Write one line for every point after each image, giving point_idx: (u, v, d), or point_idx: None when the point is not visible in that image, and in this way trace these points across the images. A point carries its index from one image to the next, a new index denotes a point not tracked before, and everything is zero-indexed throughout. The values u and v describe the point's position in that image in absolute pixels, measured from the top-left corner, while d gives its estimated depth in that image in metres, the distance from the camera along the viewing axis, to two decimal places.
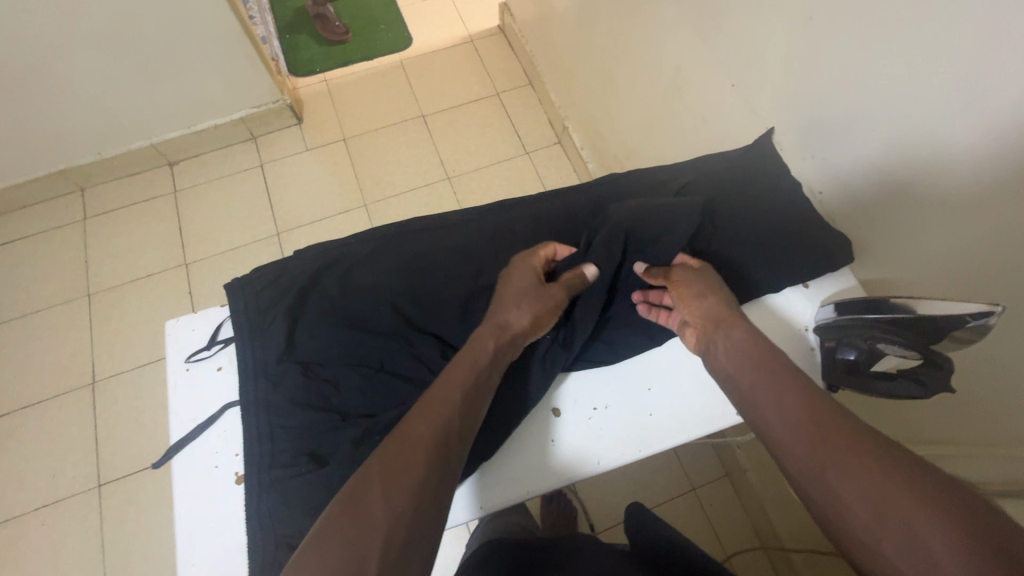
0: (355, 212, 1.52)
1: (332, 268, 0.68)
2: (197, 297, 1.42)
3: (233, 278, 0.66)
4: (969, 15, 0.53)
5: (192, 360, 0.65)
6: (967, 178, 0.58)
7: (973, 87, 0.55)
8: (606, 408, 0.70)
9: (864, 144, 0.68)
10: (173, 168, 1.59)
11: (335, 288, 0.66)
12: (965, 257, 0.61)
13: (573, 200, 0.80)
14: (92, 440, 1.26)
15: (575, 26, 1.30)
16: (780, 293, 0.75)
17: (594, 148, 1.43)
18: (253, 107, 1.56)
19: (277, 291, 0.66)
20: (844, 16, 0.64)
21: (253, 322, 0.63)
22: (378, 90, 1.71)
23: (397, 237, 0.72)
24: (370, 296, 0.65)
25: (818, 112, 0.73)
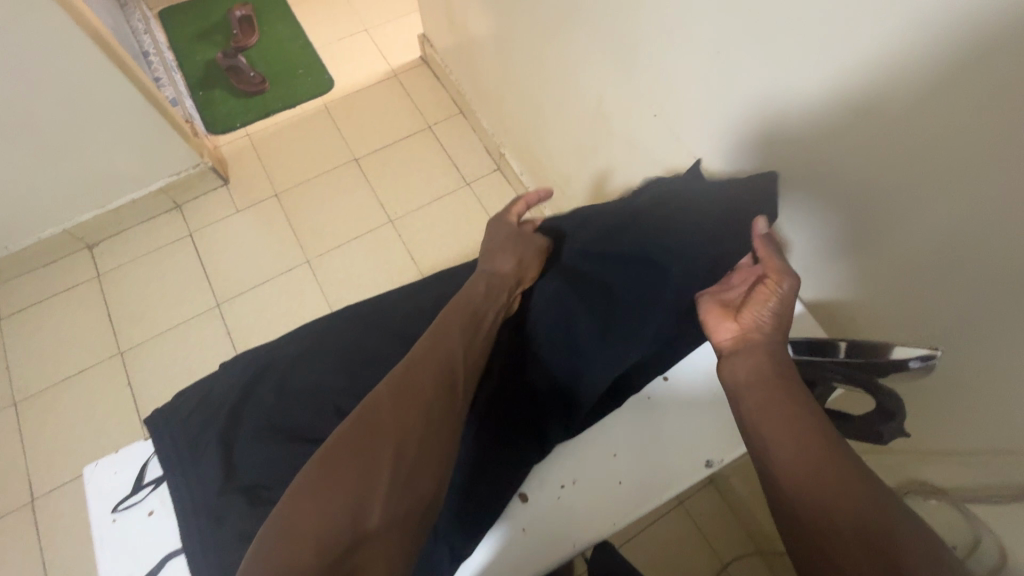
0: (298, 270, 1.46)
1: (263, 376, 0.63)
2: (139, 388, 1.32)
3: (153, 412, 0.62)
4: (867, 50, 0.54)
5: (120, 508, 0.61)
6: (896, 207, 0.60)
7: (888, 130, 0.56)
8: (574, 484, 0.70)
9: (791, 169, 0.70)
10: (93, 250, 1.48)
11: (272, 396, 0.61)
12: (902, 276, 0.64)
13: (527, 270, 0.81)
14: (40, 563, 1.16)
15: (495, 56, 1.28)
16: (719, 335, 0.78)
17: (533, 172, 1.41)
18: (172, 175, 1.47)
19: (207, 412, 0.61)
20: (753, 62, 0.65)
21: (184, 456, 0.59)
22: (306, 139, 1.64)
23: (334, 329, 0.68)
24: (310, 402, 0.60)
25: (746, 146, 0.74)
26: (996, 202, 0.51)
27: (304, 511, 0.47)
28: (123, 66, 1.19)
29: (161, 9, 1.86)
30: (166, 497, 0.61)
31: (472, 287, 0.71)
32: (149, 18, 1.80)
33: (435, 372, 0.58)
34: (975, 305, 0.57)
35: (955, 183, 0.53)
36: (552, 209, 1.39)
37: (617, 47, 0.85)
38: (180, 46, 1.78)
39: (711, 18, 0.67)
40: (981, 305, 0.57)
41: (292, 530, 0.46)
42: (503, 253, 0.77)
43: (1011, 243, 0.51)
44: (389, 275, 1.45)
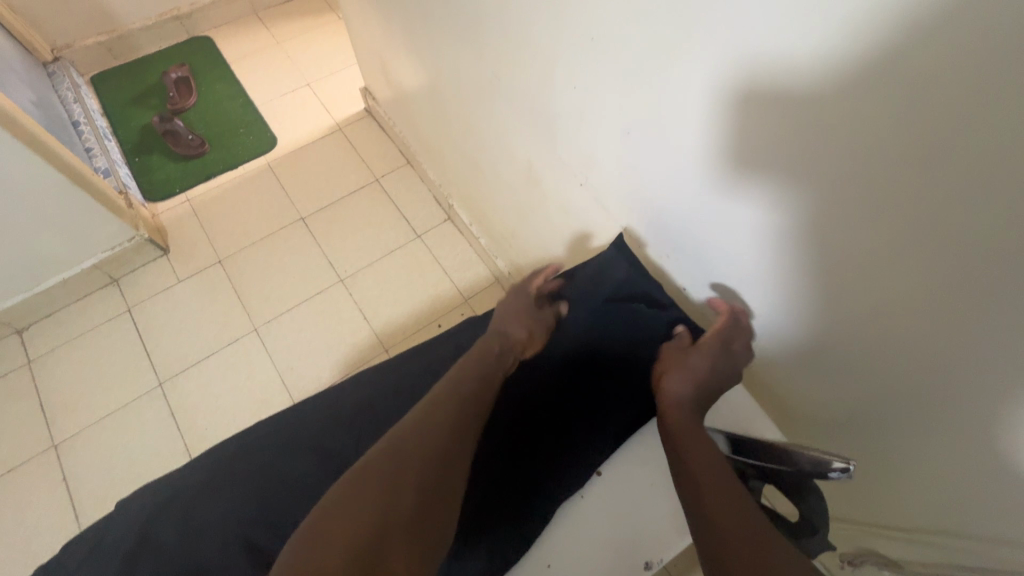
0: (244, 340, 1.40)
1: (165, 510, 0.71)
2: (74, 484, 1.23)
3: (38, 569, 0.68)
4: (762, 136, 0.56)
5: None
6: (814, 275, 0.61)
7: (790, 207, 0.58)
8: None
9: (710, 240, 0.72)
10: (23, 335, 1.40)
11: (175, 539, 0.68)
12: (820, 342, 0.67)
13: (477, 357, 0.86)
14: None
15: (432, 111, 1.27)
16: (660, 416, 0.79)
17: (482, 223, 1.40)
18: (105, 251, 1.41)
19: (102, 560, 0.67)
20: (665, 142, 0.68)
21: None
22: (247, 201, 1.60)
23: (248, 451, 0.77)
24: (218, 537, 0.68)
25: (664, 217, 0.77)
26: (904, 273, 0.52)
27: (339, 509, 0.51)
28: (43, 152, 1.15)
29: (93, 74, 1.82)
30: None
31: (486, 351, 0.78)
32: (79, 86, 1.73)
33: (455, 416, 0.66)
34: (890, 369, 0.60)
35: (868, 264, 0.55)
36: (504, 260, 1.38)
37: (546, 115, 0.86)
38: (113, 112, 1.73)
39: (628, 102, 0.69)
40: (899, 367, 0.59)
41: (328, 529, 0.49)
42: (517, 319, 0.82)
43: (925, 317, 0.53)
44: (341, 338, 1.40)
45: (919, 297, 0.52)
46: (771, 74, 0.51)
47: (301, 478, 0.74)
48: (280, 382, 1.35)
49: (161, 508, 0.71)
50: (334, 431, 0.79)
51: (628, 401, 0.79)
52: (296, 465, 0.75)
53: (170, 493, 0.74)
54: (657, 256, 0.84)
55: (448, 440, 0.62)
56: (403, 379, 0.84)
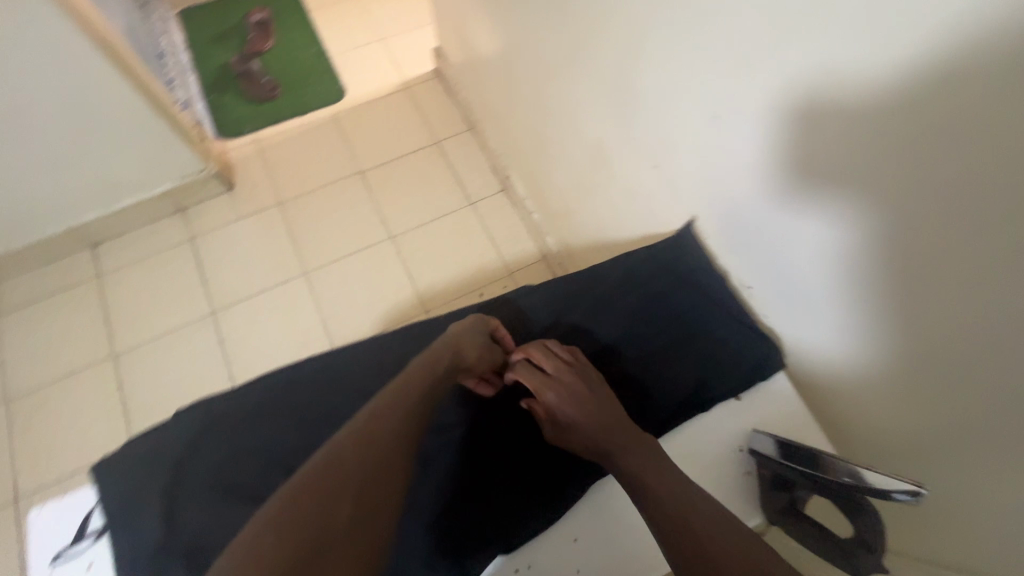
0: (294, 283, 1.45)
1: (214, 429, 0.75)
2: (129, 394, 1.32)
3: (99, 461, 0.73)
4: (863, 129, 0.54)
5: (55, 561, 0.73)
6: (888, 285, 0.60)
7: (878, 209, 0.57)
8: (528, 568, 0.71)
9: (778, 240, 0.71)
10: (96, 250, 1.49)
11: (222, 456, 0.72)
12: (879, 361, 0.66)
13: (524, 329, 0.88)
14: (18, 564, 1.16)
15: (503, 77, 1.25)
16: (709, 411, 0.78)
17: (538, 196, 1.39)
18: (176, 180, 1.48)
19: (152, 468, 0.71)
20: (752, 128, 0.66)
21: (129, 506, 0.69)
22: (311, 148, 1.63)
23: (293, 387, 0.79)
24: (261, 463, 0.72)
25: (735, 211, 0.75)
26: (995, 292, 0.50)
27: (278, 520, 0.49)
28: (132, 77, 1.20)
29: (180, 8, 1.87)
30: (103, 551, 0.72)
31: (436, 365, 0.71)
32: (167, 18, 1.79)
33: (399, 428, 0.61)
34: (951, 399, 0.59)
35: (951, 280, 0.53)
36: (554, 237, 1.37)
37: (623, 92, 0.83)
38: (196, 47, 1.79)
39: (710, 91, 0.69)
40: (963, 396, 0.57)
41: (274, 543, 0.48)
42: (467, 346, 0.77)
43: (1006, 343, 0.51)
44: (385, 293, 1.43)
45: (1007, 320, 0.50)
46: (874, 71, 0.51)
47: (343, 419, 0.77)
48: (323, 327, 1.39)
49: (209, 422, 0.75)
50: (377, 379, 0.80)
51: (672, 396, 0.79)
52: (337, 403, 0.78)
53: (216, 413, 0.76)
54: (719, 252, 0.83)
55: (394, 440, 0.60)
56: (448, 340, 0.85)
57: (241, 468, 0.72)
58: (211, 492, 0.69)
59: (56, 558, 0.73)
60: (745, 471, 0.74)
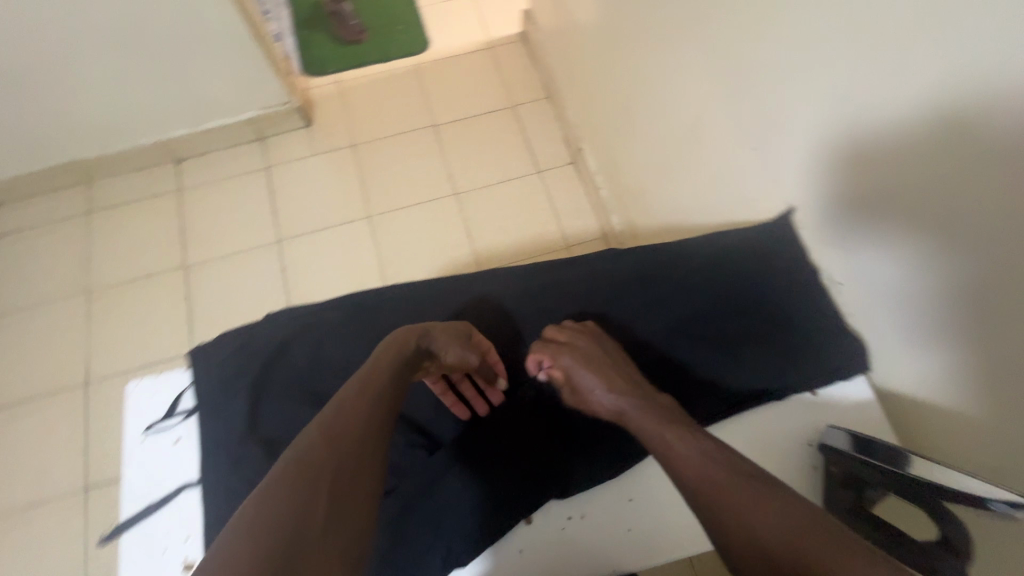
0: (357, 224, 1.49)
1: (298, 334, 0.80)
2: (194, 304, 1.40)
3: (198, 345, 0.79)
4: (1005, 119, 0.50)
5: (151, 430, 0.74)
6: (997, 295, 0.55)
7: (1003, 208, 0.52)
8: (581, 518, 0.71)
9: (883, 234, 0.67)
10: (179, 165, 1.57)
11: (303, 361, 0.78)
12: (970, 376, 0.61)
13: (596, 294, 0.89)
14: (82, 440, 1.27)
15: (596, 46, 1.22)
16: (784, 399, 0.76)
17: (610, 174, 1.37)
18: (261, 108, 1.53)
19: (244, 360, 0.77)
20: (877, 111, 0.62)
21: (219, 391, 0.75)
22: (391, 95, 1.65)
23: (375, 307, 0.86)
24: (338, 373, 0.77)
25: (842, 201, 0.72)
26: None
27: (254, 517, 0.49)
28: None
29: None
30: (192, 430, 0.74)
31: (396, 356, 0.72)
32: None
33: (370, 420, 0.61)
34: None
35: None
36: (620, 216, 1.35)
37: (739, 70, 0.81)
38: None
39: (828, 74, 0.67)
40: None
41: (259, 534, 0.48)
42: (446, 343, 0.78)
43: None
44: (443, 247, 1.45)
45: None
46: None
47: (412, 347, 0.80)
48: (379, 270, 1.43)
49: (296, 333, 0.80)
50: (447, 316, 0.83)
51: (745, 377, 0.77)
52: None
53: (302, 320, 0.82)
54: (814, 245, 0.79)
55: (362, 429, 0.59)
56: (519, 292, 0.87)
57: (320, 382, 0.76)
58: (291, 391, 0.76)
59: (151, 429, 0.75)
60: (812, 466, 0.71)
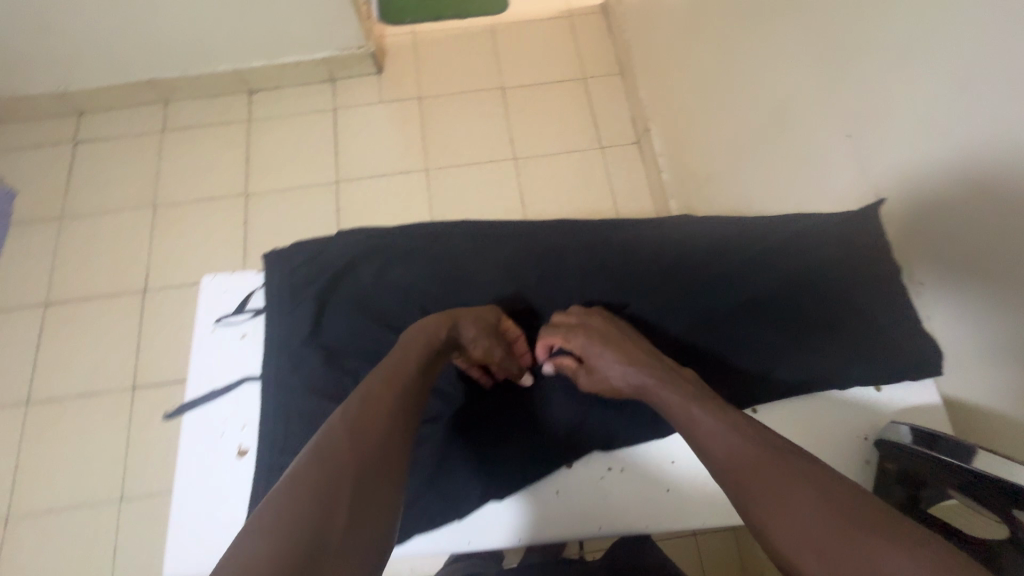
0: (414, 175, 1.50)
1: (368, 256, 0.82)
2: (251, 231, 1.45)
3: (274, 249, 0.81)
4: None
5: (220, 321, 0.75)
6: None
7: None
8: (620, 471, 0.72)
9: (995, 233, 0.59)
10: (251, 96, 1.61)
11: (369, 281, 0.80)
12: None
13: (675, 251, 0.83)
14: (135, 343, 1.33)
15: (682, 22, 1.18)
16: (845, 390, 0.71)
17: (674, 158, 1.34)
18: (336, 50, 1.55)
19: (315, 270, 0.79)
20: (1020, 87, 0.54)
21: (289, 296, 0.76)
22: (463, 53, 1.64)
23: (441, 240, 0.85)
24: (401, 298, 0.79)
25: (950, 192, 0.63)
26: None
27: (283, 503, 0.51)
28: None
29: None
30: (259, 327, 0.75)
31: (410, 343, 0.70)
32: None
33: (393, 403, 0.62)
34: None
35: None
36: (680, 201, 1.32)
37: (843, 50, 0.74)
38: None
39: (964, 44, 0.58)
40: None
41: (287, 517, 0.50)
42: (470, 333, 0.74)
43: None
44: (496, 209, 1.45)
45: None
46: None
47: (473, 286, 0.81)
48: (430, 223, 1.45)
49: (365, 252, 0.82)
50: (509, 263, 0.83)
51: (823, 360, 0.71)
52: (477, 272, 0.83)
53: (371, 242, 0.83)
54: (907, 239, 0.71)
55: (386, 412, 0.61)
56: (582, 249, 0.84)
57: (381, 301, 0.78)
58: (356, 307, 0.77)
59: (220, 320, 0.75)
60: (864, 461, 0.68)
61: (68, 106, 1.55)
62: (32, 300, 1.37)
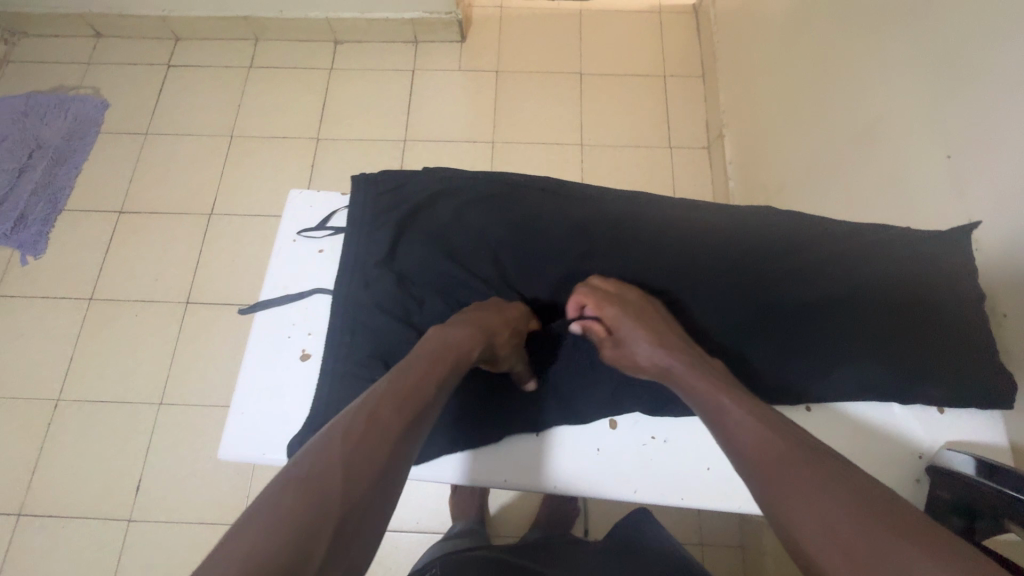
0: (480, 146, 1.52)
1: (448, 195, 0.81)
2: (316, 174, 1.50)
3: (361, 174, 0.82)
4: None
5: (301, 234, 0.79)
6: None
7: None
8: (664, 441, 0.71)
9: None
10: (336, 46, 1.65)
11: (446, 218, 0.79)
12: None
13: (763, 241, 0.77)
14: (194, 260, 1.40)
15: (779, 29, 1.15)
16: (906, 407, 0.68)
17: (744, 166, 1.32)
18: (425, 12, 1.57)
19: (395, 200, 0.80)
20: None
21: (367, 219, 0.78)
22: (547, 33, 1.65)
23: (522, 189, 0.82)
24: (474, 238, 0.77)
25: None
26: None
27: (310, 471, 0.48)
28: None
29: None
30: (335, 245, 0.79)
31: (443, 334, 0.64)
32: None
33: (423, 376, 0.58)
34: None
35: None
36: None
37: (960, 66, 0.71)
38: None
39: None
40: None
41: (307, 485, 0.47)
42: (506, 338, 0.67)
43: None
44: None
45: None
46: None
47: (544, 242, 0.78)
48: None
49: (449, 190, 0.81)
50: (588, 222, 0.79)
51: (905, 374, 0.67)
52: (553, 228, 0.79)
53: (453, 181, 0.82)
54: (998, 269, 0.67)
55: (419, 385, 0.57)
56: (662, 222, 0.79)
57: (457, 238, 0.77)
58: (429, 239, 0.77)
59: (301, 233, 0.80)
60: (915, 479, 0.66)
61: (167, 30, 1.63)
62: (109, 206, 1.46)
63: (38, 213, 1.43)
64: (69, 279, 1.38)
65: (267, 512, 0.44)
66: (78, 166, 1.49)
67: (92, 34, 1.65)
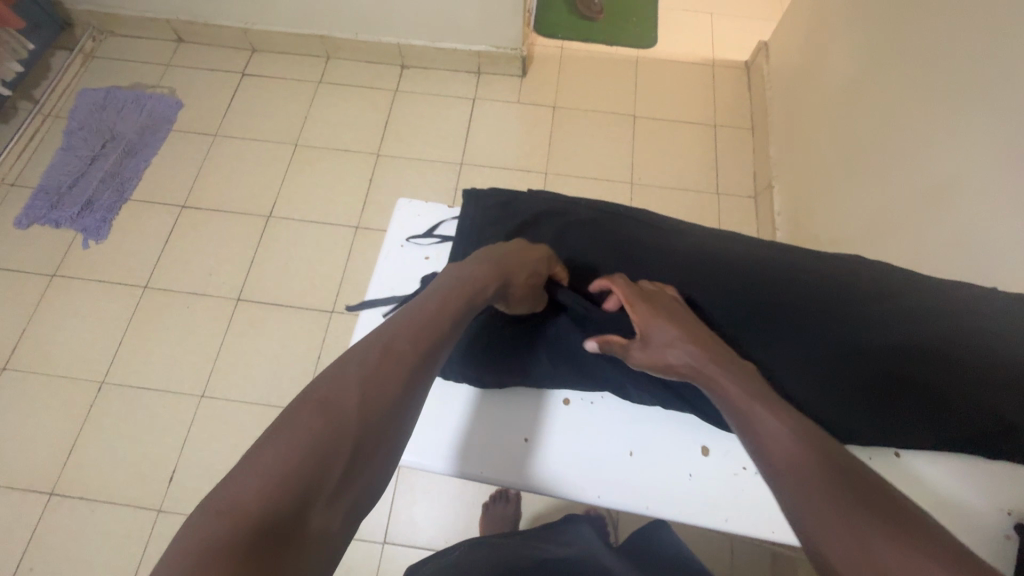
0: (534, 175, 1.57)
1: (549, 216, 0.86)
2: (374, 188, 1.55)
3: (470, 189, 0.88)
4: None
5: (410, 240, 0.85)
6: None
7: None
8: (754, 473, 0.72)
9: None
10: (403, 70, 1.73)
11: (546, 236, 0.84)
12: None
13: (840, 284, 0.80)
14: (250, 259, 1.44)
15: (839, 90, 1.21)
16: (992, 461, 0.71)
17: (793, 217, 1.36)
18: (492, 47, 1.65)
19: (498, 215, 0.85)
20: None
21: (473, 230, 0.83)
22: (604, 75, 1.72)
23: (617, 217, 0.87)
24: (571, 256, 0.82)
25: None
26: None
27: (329, 395, 0.47)
28: None
29: None
30: (441, 254, 0.85)
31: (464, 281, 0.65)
32: None
33: (439, 319, 0.59)
34: None
35: None
36: None
37: None
38: None
39: None
40: None
41: (326, 410, 0.46)
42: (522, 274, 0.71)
43: None
44: None
45: None
46: None
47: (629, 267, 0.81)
48: None
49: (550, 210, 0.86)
50: (673, 252, 0.83)
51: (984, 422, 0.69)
52: (644, 253, 0.83)
53: (554, 204, 0.88)
54: None
55: (433, 326, 0.58)
56: (739, 259, 0.83)
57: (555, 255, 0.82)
58: None
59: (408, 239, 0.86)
60: (1004, 534, 0.67)
61: (246, 41, 1.72)
62: (172, 200, 1.51)
63: (105, 201, 1.49)
64: (126, 266, 1.42)
65: (286, 433, 0.44)
66: (147, 160, 1.55)
67: (175, 40, 1.75)
